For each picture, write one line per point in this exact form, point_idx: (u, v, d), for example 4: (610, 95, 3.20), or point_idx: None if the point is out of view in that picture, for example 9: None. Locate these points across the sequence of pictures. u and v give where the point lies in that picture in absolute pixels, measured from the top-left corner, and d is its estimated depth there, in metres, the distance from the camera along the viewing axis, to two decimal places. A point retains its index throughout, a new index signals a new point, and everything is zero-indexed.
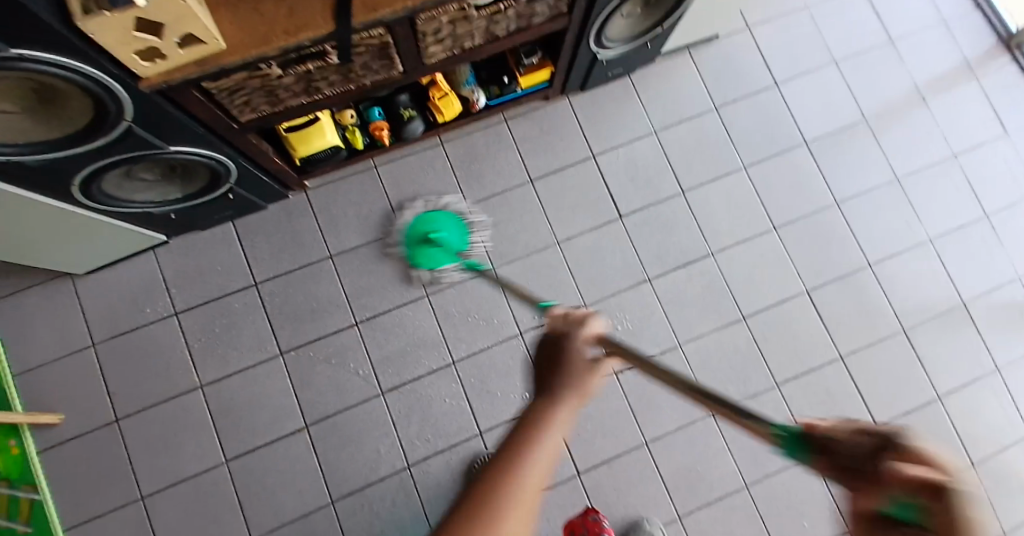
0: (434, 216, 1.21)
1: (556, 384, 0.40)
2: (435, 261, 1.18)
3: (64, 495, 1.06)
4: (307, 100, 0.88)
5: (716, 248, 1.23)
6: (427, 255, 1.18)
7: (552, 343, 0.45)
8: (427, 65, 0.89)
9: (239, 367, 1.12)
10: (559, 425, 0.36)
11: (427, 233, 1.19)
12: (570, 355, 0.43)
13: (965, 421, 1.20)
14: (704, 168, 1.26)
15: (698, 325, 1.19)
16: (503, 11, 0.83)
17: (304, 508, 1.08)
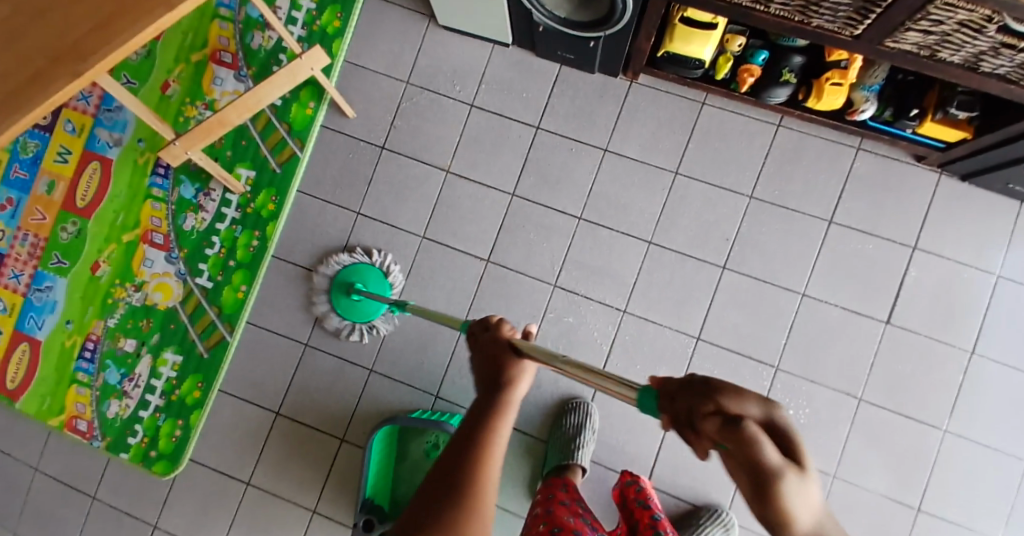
0: (357, 268, 1.22)
1: (490, 382, 0.47)
2: (365, 311, 1.21)
3: (314, 169, 1.29)
4: (748, 4, 0.83)
5: (952, 429, 1.04)
6: (358, 309, 1.20)
7: (485, 342, 0.52)
8: (882, 47, 0.81)
9: (479, 179, 1.23)
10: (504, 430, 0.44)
11: (352, 284, 1.21)
12: (505, 361, 0.48)
13: None
14: (1015, 347, 1.04)
15: (864, 475, 1.04)
16: (1017, 51, 0.70)
17: (443, 313, 1.22)
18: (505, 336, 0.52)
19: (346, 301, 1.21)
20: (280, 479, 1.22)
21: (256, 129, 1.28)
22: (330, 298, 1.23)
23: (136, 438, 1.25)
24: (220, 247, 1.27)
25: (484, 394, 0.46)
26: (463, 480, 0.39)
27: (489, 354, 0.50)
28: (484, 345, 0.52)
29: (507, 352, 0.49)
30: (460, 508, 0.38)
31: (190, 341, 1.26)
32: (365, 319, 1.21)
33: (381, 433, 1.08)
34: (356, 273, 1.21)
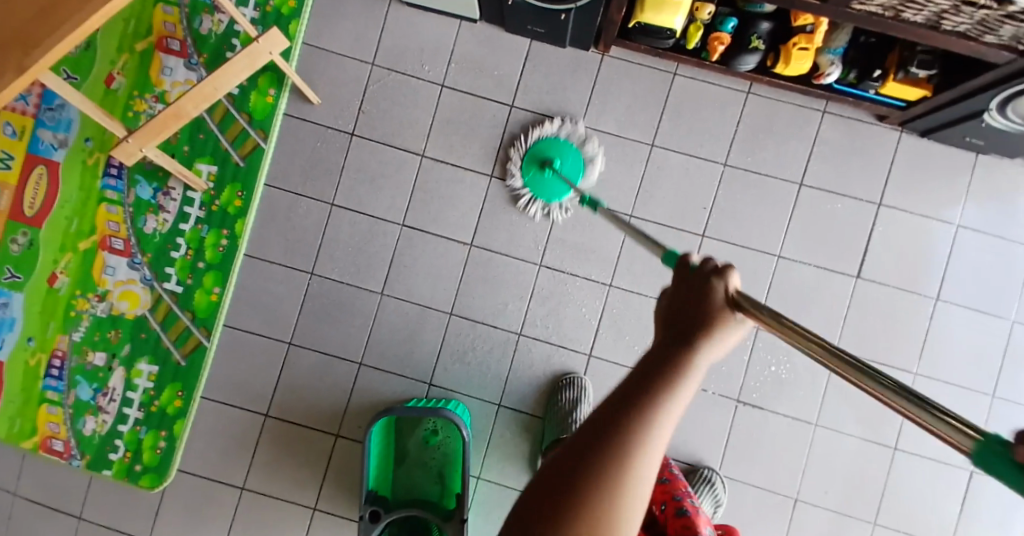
0: (553, 142, 1.17)
1: (684, 340, 0.37)
2: (552, 192, 1.17)
3: (279, 161, 1.23)
4: None
5: (922, 372, 1.11)
6: (545, 184, 1.17)
7: (695, 284, 0.42)
8: (850, 10, 0.82)
9: (456, 163, 1.21)
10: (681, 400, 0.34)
11: (548, 159, 1.17)
12: (701, 325, 0.38)
13: None
14: (975, 290, 1.11)
15: (842, 422, 1.11)
16: (977, 7, 0.73)
17: (429, 300, 1.21)
18: (723, 285, 0.41)
19: (537, 170, 1.18)
20: (273, 481, 1.20)
21: (214, 121, 1.22)
22: (527, 151, 1.18)
23: (117, 454, 1.21)
24: (187, 249, 1.22)
25: (669, 348, 0.37)
26: (643, 421, 0.32)
27: (695, 304, 0.40)
28: (690, 293, 0.42)
29: (716, 310, 0.39)
30: (612, 455, 0.31)
31: (164, 349, 1.21)
32: (553, 199, 1.17)
33: (380, 423, 1.04)
34: (557, 145, 1.17)
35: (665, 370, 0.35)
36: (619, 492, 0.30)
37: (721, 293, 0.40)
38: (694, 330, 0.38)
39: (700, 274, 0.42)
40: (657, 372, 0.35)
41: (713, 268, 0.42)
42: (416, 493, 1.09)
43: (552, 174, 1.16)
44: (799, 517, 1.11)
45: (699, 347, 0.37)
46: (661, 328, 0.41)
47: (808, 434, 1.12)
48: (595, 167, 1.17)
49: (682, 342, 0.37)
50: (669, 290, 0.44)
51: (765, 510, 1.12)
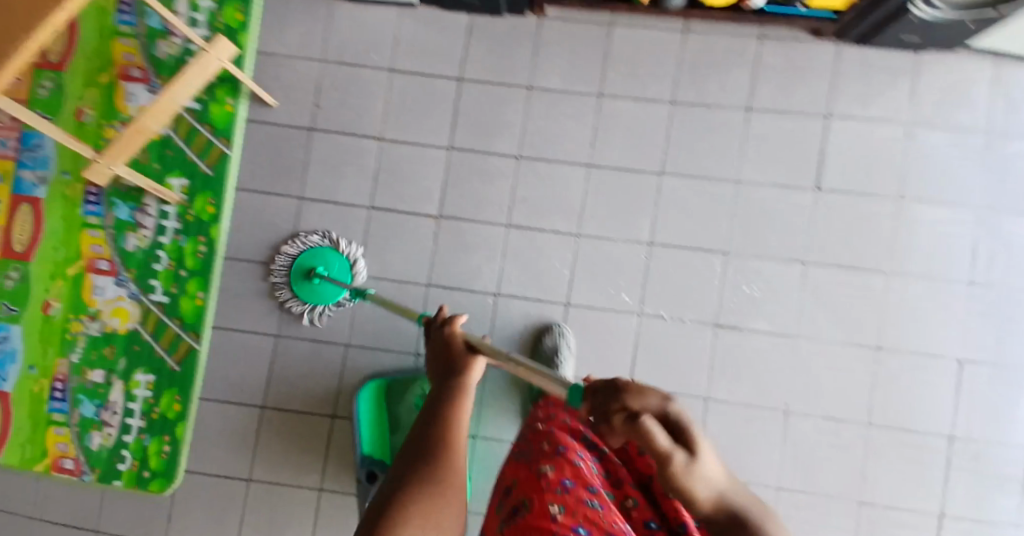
0: (315, 251, 1.22)
1: (445, 379, 0.71)
2: (324, 295, 1.20)
3: (247, 164, 1.28)
4: None
5: (892, 271, 1.09)
6: (315, 291, 1.20)
7: (443, 340, 0.79)
8: None
9: (413, 140, 1.25)
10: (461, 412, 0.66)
11: (311, 268, 1.21)
12: (462, 359, 0.74)
13: None
14: (935, 183, 1.10)
15: (822, 332, 1.10)
16: None
17: (406, 275, 1.24)
18: (456, 332, 0.79)
19: (305, 280, 1.21)
20: (280, 469, 1.23)
21: (180, 137, 1.27)
22: (292, 263, 1.22)
23: (126, 464, 1.24)
24: (168, 260, 1.26)
25: (441, 385, 0.70)
26: (419, 467, 0.57)
27: (448, 353, 0.77)
28: (442, 348, 0.78)
29: (460, 349, 0.76)
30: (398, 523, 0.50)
31: (158, 358, 1.24)
32: (322, 302, 1.20)
33: (369, 386, 1.11)
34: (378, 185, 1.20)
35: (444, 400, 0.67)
36: (431, 503, 0.54)
37: (459, 338, 0.78)
38: (450, 374, 0.72)
39: (443, 329, 0.81)
40: (442, 392, 0.69)
41: (447, 324, 0.81)
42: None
43: (321, 282, 1.19)
44: (792, 431, 1.08)
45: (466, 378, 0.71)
46: (436, 377, 0.74)
47: (790, 349, 1.10)
48: (353, 253, 1.21)
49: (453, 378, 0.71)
50: (434, 353, 0.80)
51: (758, 428, 1.09)
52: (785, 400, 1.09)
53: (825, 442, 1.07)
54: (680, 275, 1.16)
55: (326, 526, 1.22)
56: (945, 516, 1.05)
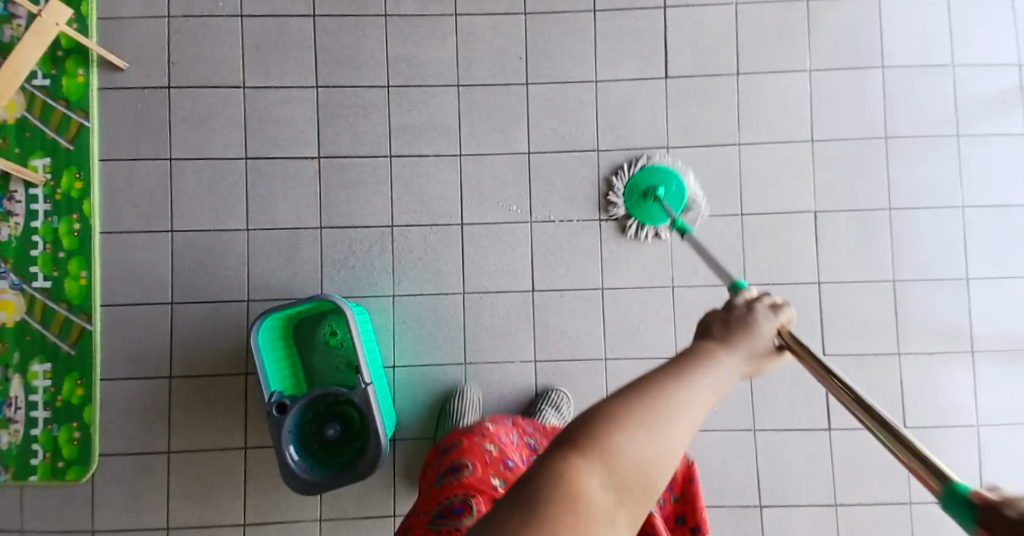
0: (654, 171, 1.16)
1: (714, 330, 0.46)
2: (655, 216, 1.17)
3: (107, 134, 1.23)
4: None
5: (746, 141, 1.15)
6: (648, 211, 1.17)
7: (734, 313, 0.48)
8: None
9: (280, 85, 1.24)
10: (728, 372, 0.41)
11: (650, 188, 1.16)
12: (724, 338, 0.44)
13: (916, 386, 1.13)
14: (766, 54, 1.15)
15: (694, 206, 1.15)
16: None
17: (296, 221, 1.23)
18: (756, 312, 0.48)
19: (643, 200, 1.17)
20: (198, 435, 1.20)
21: (35, 116, 1.21)
22: (629, 182, 1.18)
23: (39, 457, 1.20)
24: (45, 244, 1.21)
25: (719, 335, 0.45)
26: (648, 394, 0.37)
27: (727, 324, 0.46)
28: (722, 313, 0.48)
29: (746, 324, 0.46)
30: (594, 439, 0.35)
31: (52, 344, 1.20)
32: (652, 225, 1.18)
33: (271, 324, 1.10)
34: (664, 175, 1.15)
35: (706, 348, 0.43)
36: (637, 436, 0.35)
37: (762, 323, 0.47)
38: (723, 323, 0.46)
39: (741, 302, 0.50)
40: (708, 334, 0.46)
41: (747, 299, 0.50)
42: (335, 378, 1.19)
43: (658, 208, 1.16)
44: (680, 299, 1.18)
45: (739, 342, 0.44)
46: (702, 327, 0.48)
47: (666, 228, 1.16)
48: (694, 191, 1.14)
49: (722, 335, 0.45)
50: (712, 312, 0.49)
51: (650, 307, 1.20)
52: (671, 276, 1.18)
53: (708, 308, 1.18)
54: (562, 177, 1.21)
55: (256, 481, 1.19)
56: (827, 356, 1.14)
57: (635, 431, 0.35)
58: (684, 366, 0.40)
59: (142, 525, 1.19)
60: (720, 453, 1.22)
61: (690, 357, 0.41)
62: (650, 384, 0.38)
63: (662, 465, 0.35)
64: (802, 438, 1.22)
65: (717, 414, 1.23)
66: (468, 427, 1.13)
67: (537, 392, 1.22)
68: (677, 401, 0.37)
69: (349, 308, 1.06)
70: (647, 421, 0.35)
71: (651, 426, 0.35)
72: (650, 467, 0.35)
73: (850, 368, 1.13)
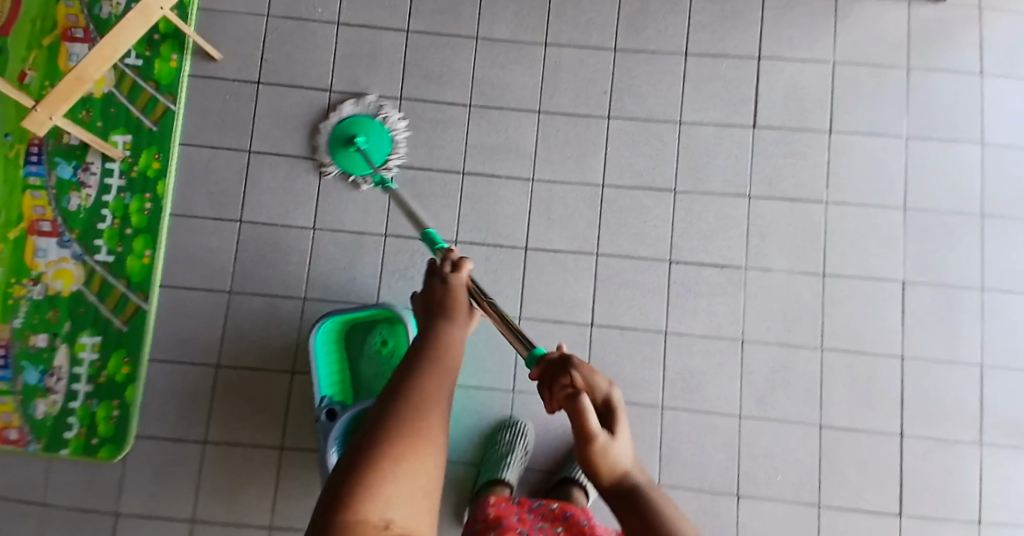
0: (359, 121, 1.22)
1: (423, 345, 0.49)
2: (356, 166, 1.21)
3: (192, 120, 1.25)
4: None
5: (832, 201, 1.13)
6: (353, 159, 1.21)
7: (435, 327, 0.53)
8: None
9: (364, 92, 1.25)
10: (451, 370, 0.46)
11: (352, 135, 1.21)
12: (433, 339, 0.50)
13: (994, 479, 1.08)
14: (862, 117, 1.15)
15: (773, 262, 1.13)
16: None
17: (363, 227, 1.23)
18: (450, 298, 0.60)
19: (344, 146, 1.22)
20: (238, 430, 1.18)
21: (123, 93, 1.23)
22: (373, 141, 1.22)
23: (73, 432, 1.19)
24: (113, 219, 1.22)
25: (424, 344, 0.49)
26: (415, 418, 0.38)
27: (436, 338, 0.51)
28: (433, 321, 0.55)
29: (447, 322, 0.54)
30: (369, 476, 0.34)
31: (104, 318, 1.19)
32: (355, 173, 1.21)
33: (330, 326, 1.11)
34: (368, 125, 1.22)
35: (422, 359, 0.46)
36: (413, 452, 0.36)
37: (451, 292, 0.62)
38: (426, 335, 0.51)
39: (438, 297, 0.60)
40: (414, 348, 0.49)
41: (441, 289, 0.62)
42: (381, 392, 1.14)
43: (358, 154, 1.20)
44: (749, 355, 1.12)
45: (452, 344, 0.50)
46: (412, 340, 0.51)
47: (740, 280, 1.14)
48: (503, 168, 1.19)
49: (427, 340, 0.50)
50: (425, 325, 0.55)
51: (714, 361, 1.13)
52: (742, 329, 1.13)
53: (780, 367, 1.12)
54: (635, 215, 1.18)
55: (289, 485, 1.16)
56: (905, 437, 1.09)
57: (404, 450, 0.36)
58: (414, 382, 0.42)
59: (168, 515, 1.17)
60: None
61: (422, 374, 0.43)
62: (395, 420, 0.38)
63: (430, 488, 0.36)
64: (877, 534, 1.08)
65: (781, 487, 1.09)
66: (514, 461, 1.11)
67: None
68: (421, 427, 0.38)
69: (410, 320, 1.07)
70: (405, 454, 0.36)
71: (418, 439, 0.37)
72: (420, 490, 0.36)
73: (926, 451, 1.09)
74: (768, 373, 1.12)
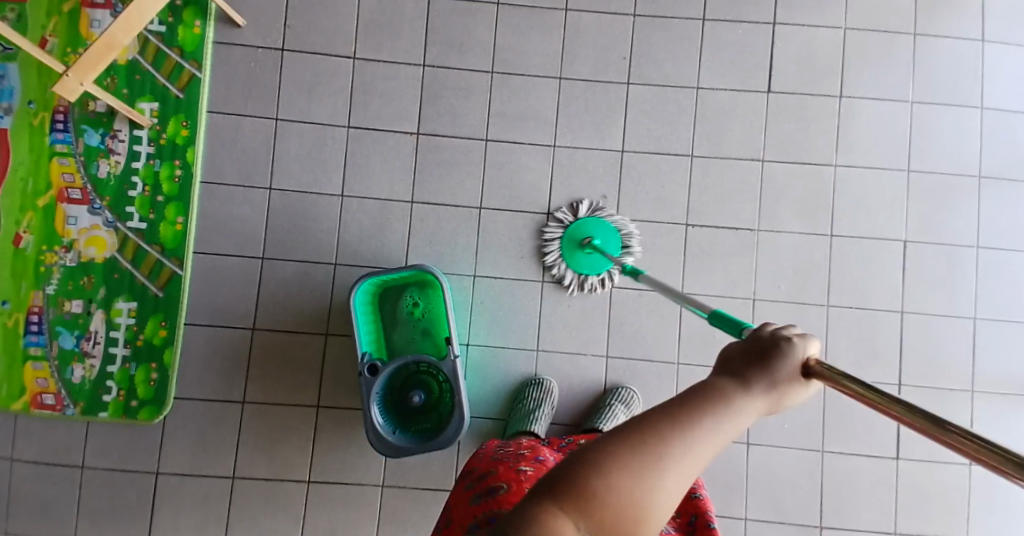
0: (585, 222, 1.22)
1: (741, 375, 0.41)
2: (594, 265, 1.23)
3: (217, 88, 1.26)
4: None
5: (841, 163, 1.19)
6: (588, 261, 1.22)
7: (757, 349, 0.43)
8: None
9: (388, 59, 1.27)
10: (739, 418, 0.39)
11: (585, 238, 1.22)
12: (747, 374, 0.41)
13: (985, 422, 1.17)
14: (870, 83, 1.20)
15: (785, 223, 1.19)
16: None
17: (390, 193, 1.26)
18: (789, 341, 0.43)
19: (578, 250, 1.23)
20: (274, 390, 1.22)
21: (148, 61, 1.24)
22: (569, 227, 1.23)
23: (112, 394, 1.22)
24: (144, 186, 1.24)
25: (726, 380, 0.41)
26: (662, 441, 0.36)
27: (748, 364, 0.42)
28: (751, 345, 0.44)
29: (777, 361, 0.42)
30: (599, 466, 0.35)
31: (140, 284, 1.22)
32: (590, 274, 1.23)
33: (364, 288, 1.12)
34: (595, 225, 1.21)
35: (718, 391, 0.40)
36: (647, 469, 0.35)
37: (792, 360, 0.42)
38: (746, 369, 0.42)
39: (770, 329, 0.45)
40: (716, 383, 0.41)
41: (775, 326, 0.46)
42: (415, 346, 1.19)
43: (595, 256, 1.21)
44: (761, 312, 1.19)
45: (759, 388, 0.41)
46: (725, 363, 0.44)
47: (754, 241, 1.20)
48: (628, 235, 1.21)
49: (744, 377, 0.41)
50: (734, 348, 0.45)
51: (729, 318, 1.20)
52: (755, 288, 1.19)
53: (791, 323, 1.19)
54: (653, 179, 1.23)
55: (325, 441, 1.22)
56: (904, 386, 1.18)
57: (637, 462, 0.35)
58: (696, 410, 0.38)
59: (210, 472, 1.22)
60: (789, 474, 1.19)
61: (705, 407, 0.38)
62: (668, 432, 0.36)
63: (653, 510, 0.35)
64: (875, 473, 1.20)
65: (790, 433, 1.20)
66: (540, 415, 1.16)
67: (606, 388, 1.24)
68: (680, 462, 0.36)
69: (445, 282, 1.08)
70: (648, 485, 0.35)
71: (656, 461, 0.35)
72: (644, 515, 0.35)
73: (924, 398, 1.18)
74: (781, 328, 1.19)
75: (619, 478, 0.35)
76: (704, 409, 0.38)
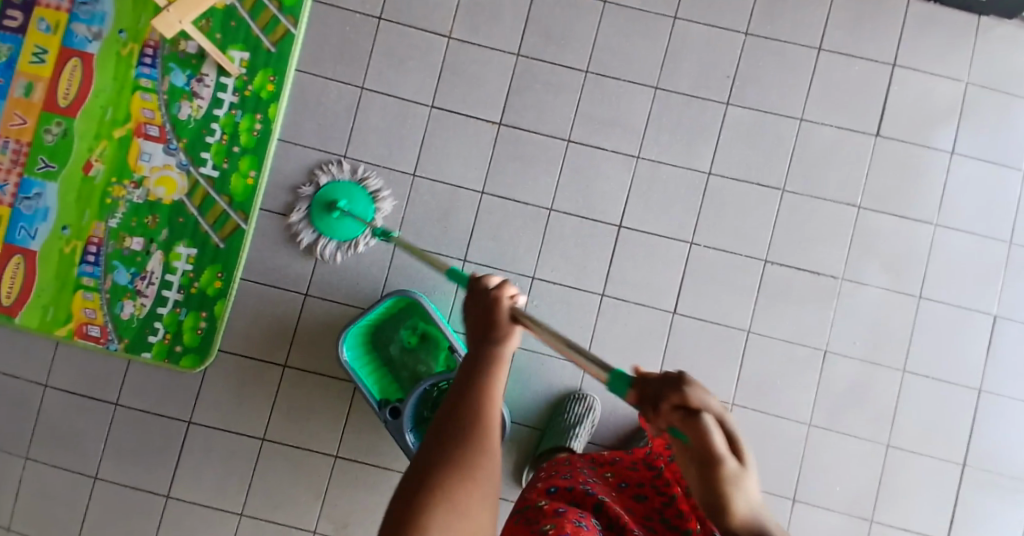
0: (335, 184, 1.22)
1: (483, 356, 0.51)
2: (345, 231, 1.20)
3: (309, 48, 1.25)
4: None
5: (941, 224, 1.14)
6: (334, 224, 1.20)
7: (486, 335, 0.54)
8: None
9: (483, 43, 1.24)
10: (501, 389, 0.49)
11: (331, 200, 1.20)
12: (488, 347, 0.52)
13: None
14: (982, 144, 1.14)
15: (869, 275, 1.14)
16: None
17: (462, 180, 1.23)
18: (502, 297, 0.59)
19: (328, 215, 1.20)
20: (317, 359, 1.21)
21: (245, 10, 1.22)
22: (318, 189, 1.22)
23: (157, 336, 1.21)
24: (222, 134, 1.22)
25: (475, 364, 0.50)
26: (468, 433, 0.43)
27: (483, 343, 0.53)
28: (476, 328, 0.56)
29: (497, 328, 0.55)
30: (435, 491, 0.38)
31: (203, 233, 1.21)
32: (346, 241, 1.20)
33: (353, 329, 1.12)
34: (343, 188, 1.21)
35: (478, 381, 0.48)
36: (474, 468, 0.41)
37: (505, 319, 0.56)
38: (485, 347, 0.52)
39: (494, 295, 0.59)
40: (470, 369, 0.50)
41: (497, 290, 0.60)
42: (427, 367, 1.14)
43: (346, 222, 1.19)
44: (830, 365, 1.14)
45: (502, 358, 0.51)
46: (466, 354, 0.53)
47: (834, 289, 1.14)
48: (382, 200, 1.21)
49: (491, 355, 0.51)
50: (468, 338, 0.56)
51: (793, 365, 1.15)
52: (828, 339, 1.14)
53: (859, 380, 1.13)
54: (738, 208, 1.18)
55: (358, 420, 1.20)
56: (967, 466, 1.12)
57: (466, 473, 0.40)
58: (475, 402, 0.45)
59: (241, 430, 1.20)
60: None
61: (480, 394, 0.46)
62: (464, 437, 0.42)
63: (490, 497, 0.41)
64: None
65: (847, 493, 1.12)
66: (580, 431, 1.13)
67: None
68: (487, 449, 0.43)
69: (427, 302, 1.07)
70: (471, 479, 0.40)
71: (474, 458, 0.41)
72: (484, 498, 0.40)
73: (984, 483, 1.12)
74: (847, 385, 1.13)
75: (458, 486, 0.39)
76: (479, 398, 0.46)
